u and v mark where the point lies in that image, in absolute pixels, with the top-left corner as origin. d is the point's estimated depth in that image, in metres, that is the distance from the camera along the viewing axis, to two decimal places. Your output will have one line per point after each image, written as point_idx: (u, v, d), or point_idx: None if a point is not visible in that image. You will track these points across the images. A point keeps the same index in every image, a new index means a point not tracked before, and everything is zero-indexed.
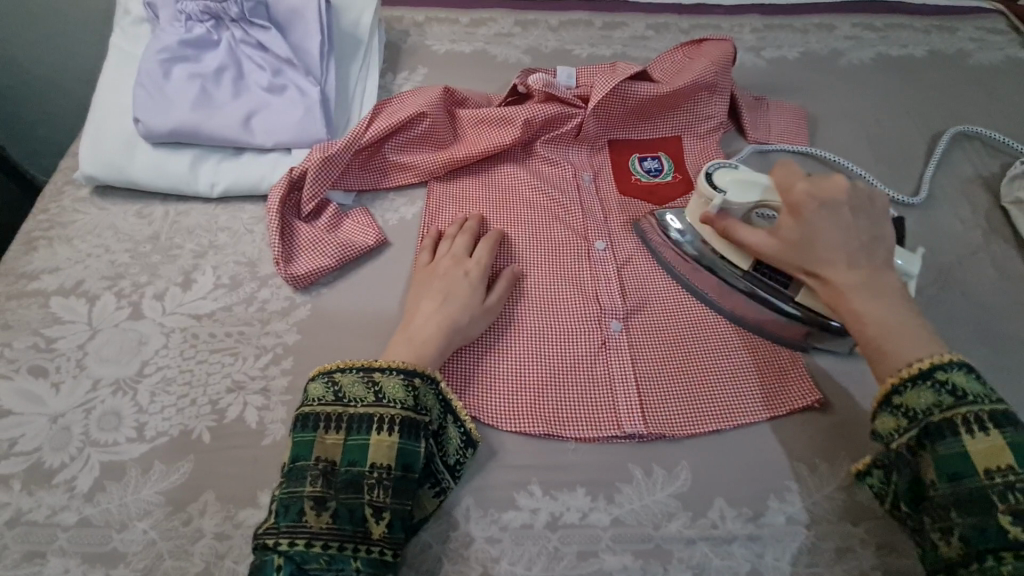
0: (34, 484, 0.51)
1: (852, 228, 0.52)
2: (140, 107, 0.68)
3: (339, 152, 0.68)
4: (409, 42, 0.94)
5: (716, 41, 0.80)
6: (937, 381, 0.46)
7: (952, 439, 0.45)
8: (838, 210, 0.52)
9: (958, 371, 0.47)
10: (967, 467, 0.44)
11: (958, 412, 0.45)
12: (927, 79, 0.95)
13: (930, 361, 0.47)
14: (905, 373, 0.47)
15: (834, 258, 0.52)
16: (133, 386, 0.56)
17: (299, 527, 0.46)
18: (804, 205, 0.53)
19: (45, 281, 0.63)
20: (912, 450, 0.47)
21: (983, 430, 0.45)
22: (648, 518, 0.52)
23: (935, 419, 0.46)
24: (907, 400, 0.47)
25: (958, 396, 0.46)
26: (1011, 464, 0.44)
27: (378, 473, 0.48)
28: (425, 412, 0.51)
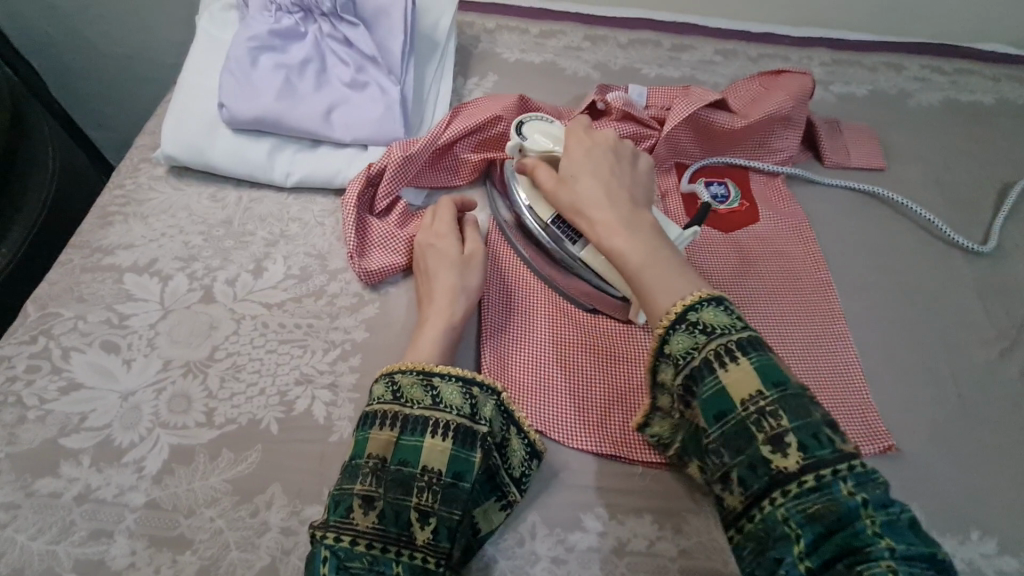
0: (103, 461, 0.50)
1: (616, 179, 0.54)
2: (225, 92, 0.68)
3: (418, 152, 0.68)
4: (480, 48, 0.94)
5: (796, 74, 0.80)
6: (688, 321, 0.43)
7: (709, 379, 0.42)
8: (601, 154, 0.56)
9: (709, 307, 0.44)
10: (727, 405, 0.41)
11: (711, 350, 0.42)
12: (996, 127, 0.94)
13: (684, 304, 0.44)
14: (667, 318, 0.44)
15: (593, 203, 0.52)
16: (203, 370, 0.56)
17: (347, 523, 0.45)
18: (575, 149, 0.57)
19: (120, 257, 0.63)
20: (682, 399, 0.44)
21: (731, 362, 0.42)
22: (718, 554, 0.51)
23: (694, 363, 0.43)
24: (671, 348, 0.44)
25: (708, 333, 0.43)
26: (759, 388, 0.41)
27: (429, 477, 0.47)
28: (482, 422, 0.49)
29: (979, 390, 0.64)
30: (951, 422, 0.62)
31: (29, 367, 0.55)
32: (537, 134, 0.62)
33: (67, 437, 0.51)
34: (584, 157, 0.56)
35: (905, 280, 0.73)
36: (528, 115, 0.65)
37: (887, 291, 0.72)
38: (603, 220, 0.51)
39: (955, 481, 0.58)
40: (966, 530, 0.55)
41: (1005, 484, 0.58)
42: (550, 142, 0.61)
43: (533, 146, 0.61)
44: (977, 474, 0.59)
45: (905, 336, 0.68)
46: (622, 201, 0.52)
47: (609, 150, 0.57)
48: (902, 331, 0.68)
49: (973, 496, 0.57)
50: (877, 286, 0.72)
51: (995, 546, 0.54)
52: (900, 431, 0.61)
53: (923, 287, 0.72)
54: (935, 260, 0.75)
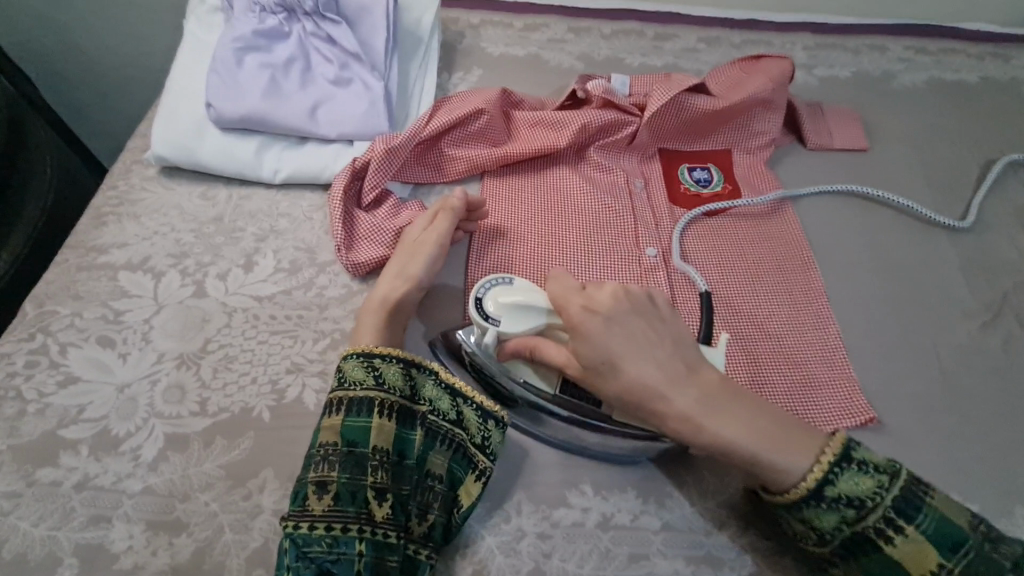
0: (101, 450, 0.52)
1: (659, 346, 0.49)
2: (213, 92, 0.70)
3: (401, 144, 0.69)
4: (464, 43, 0.95)
5: (774, 58, 0.81)
6: (829, 499, 0.46)
7: (876, 554, 0.45)
8: (622, 322, 0.50)
9: (845, 473, 0.46)
10: (898, 574, 0.45)
11: (869, 526, 0.45)
12: (979, 105, 0.95)
13: (816, 479, 0.46)
14: (796, 494, 0.46)
15: (668, 387, 0.48)
16: (196, 361, 0.58)
17: (305, 512, 0.47)
18: (583, 325, 0.50)
19: (114, 255, 0.65)
20: (832, 560, 0.47)
21: (899, 536, 0.45)
22: (700, 525, 0.52)
23: (845, 535, 0.46)
24: (820, 523, 0.46)
25: (857, 507, 0.45)
26: (939, 561, 0.44)
27: (380, 456, 0.49)
28: (423, 401, 0.53)
29: (960, 362, 0.65)
30: (933, 393, 0.63)
31: (28, 363, 0.56)
32: (506, 312, 0.53)
33: (66, 428, 0.53)
34: (620, 346, 0.49)
35: (886, 256, 0.74)
36: (482, 285, 0.55)
37: (867, 267, 0.73)
38: (688, 411, 0.47)
39: (936, 449, 0.59)
40: None
41: (987, 452, 0.59)
42: (533, 320, 0.53)
43: (509, 328, 0.53)
44: (957, 442, 0.60)
45: (885, 310, 0.69)
46: (689, 379, 0.49)
47: (628, 309, 0.51)
48: (882, 304, 0.69)
49: (953, 464, 0.58)
50: (857, 263, 0.73)
51: (975, 512, 0.56)
52: (882, 403, 0.62)
53: (905, 264, 0.73)
54: (918, 237, 0.76)
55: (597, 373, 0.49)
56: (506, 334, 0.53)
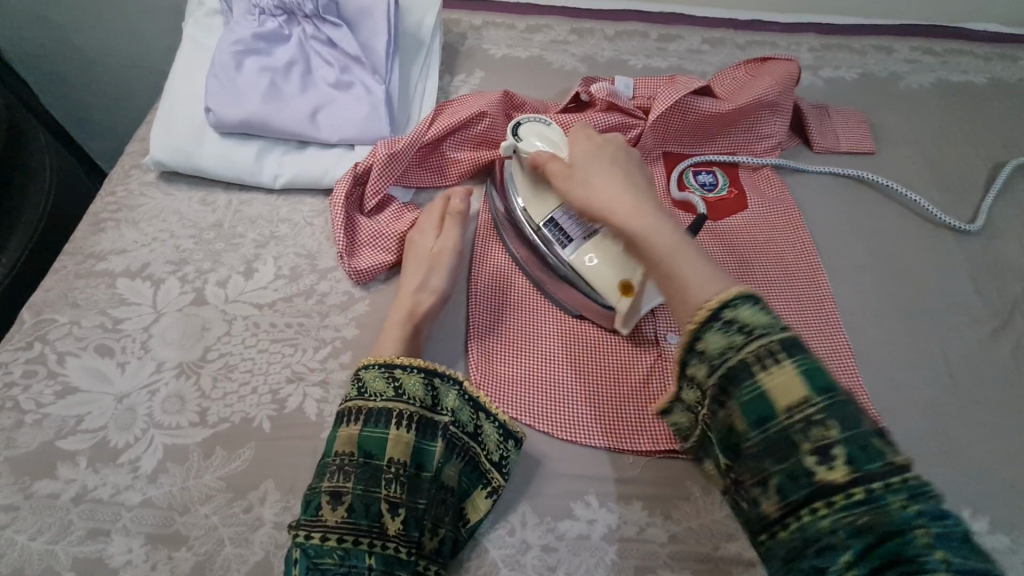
0: (99, 462, 0.51)
1: (637, 189, 0.53)
2: (212, 96, 0.69)
3: (403, 149, 0.68)
4: (466, 45, 0.94)
5: (780, 60, 0.80)
6: (722, 319, 0.41)
7: (748, 381, 0.39)
8: (613, 167, 0.55)
9: (745, 306, 0.41)
10: (768, 409, 0.38)
11: (752, 351, 0.39)
12: (987, 107, 0.94)
13: (715, 304, 0.41)
14: (697, 315, 0.42)
15: (619, 209, 0.51)
16: (196, 371, 0.57)
17: (317, 522, 0.46)
18: (578, 169, 0.56)
19: (113, 262, 0.64)
20: (718, 401, 0.41)
21: (775, 364, 0.39)
22: (708, 538, 0.51)
23: (731, 362, 0.40)
24: (705, 346, 0.41)
25: (747, 335, 0.40)
26: (806, 395, 0.38)
27: (396, 469, 0.48)
28: (444, 412, 0.52)
29: (970, 369, 0.64)
30: (943, 402, 0.62)
31: (26, 372, 0.56)
32: (535, 138, 0.63)
33: (64, 439, 0.52)
34: (616, 184, 0.53)
35: (895, 262, 0.73)
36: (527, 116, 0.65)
37: (876, 272, 0.72)
38: (631, 231, 0.49)
39: (946, 458, 0.58)
40: (957, 508, 0.55)
41: (998, 461, 0.58)
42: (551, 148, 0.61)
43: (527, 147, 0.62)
44: (968, 452, 0.59)
45: (894, 316, 0.68)
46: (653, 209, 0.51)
47: (620, 167, 0.55)
48: (891, 311, 0.68)
49: (964, 474, 0.57)
50: (866, 268, 0.72)
51: (986, 524, 0.55)
52: (891, 412, 0.61)
53: (913, 268, 0.72)
54: (926, 242, 0.75)
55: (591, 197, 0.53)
56: (525, 151, 0.62)
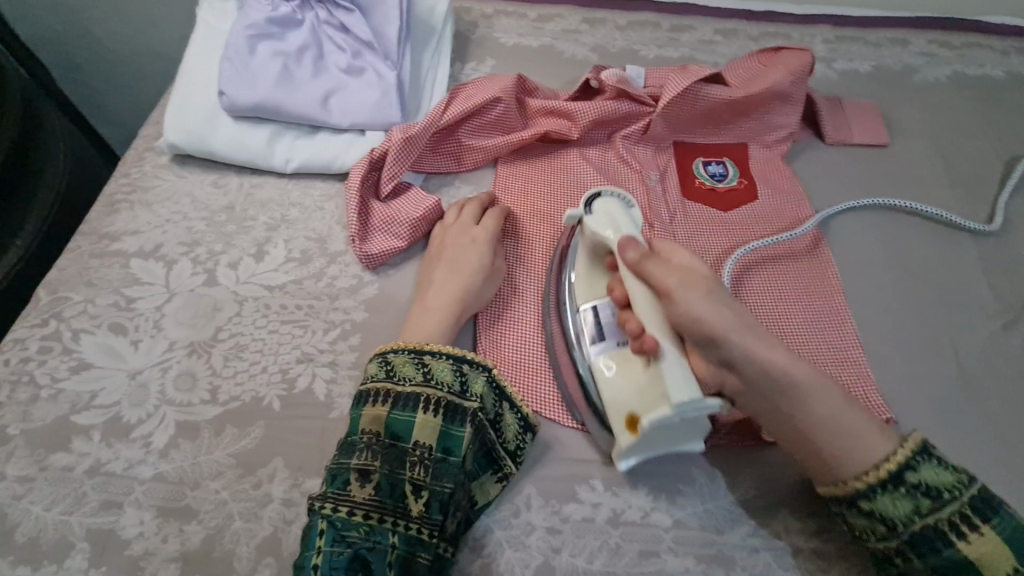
0: (112, 437, 0.52)
1: (741, 311, 0.49)
2: (225, 80, 0.70)
3: (419, 134, 0.68)
4: (477, 34, 0.94)
5: (794, 50, 0.79)
6: (910, 486, 0.45)
7: (945, 548, 0.44)
8: (711, 286, 0.50)
9: (923, 462, 0.46)
10: (978, 568, 0.43)
11: (947, 513, 0.44)
12: (1003, 101, 0.92)
13: (896, 464, 0.46)
14: (871, 476, 0.46)
15: (783, 371, 0.47)
16: (207, 350, 0.58)
17: (344, 495, 0.47)
18: (674, 293, 0.49)
19: (127, 243, 0.65)
20: (894, 557, 0.46)
21: (973, 529, 0.44)
22: (711, 523, 0.51)
23: (916, 527, 0.45)
24: (874, 505, 0.46)
25: (934, 496, 0.45)
26: (1014, 564, 0.43)
27: (421, 452, 0.49)
28: (472, 398, 0.51)
29: (981, 365, 0.64)
30: (953, 395, 0.61)
31: (41, 348, 0.57)
32: (608, 227, 0.56)
33: (78, 414, 0.53)
34: (739, 324, 0.48)
35: (907, 255, 0.72)
36: (606, 192, 0.59)
37: (887, 264, 0.71)
38: (779, 365, 0.47)
39: (951, 450, 0.58)
40: None
41: (1006, 456, 0.58)
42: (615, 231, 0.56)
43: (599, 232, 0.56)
44: (976, 445, 0.58)
45: (903, 308, 0.68)
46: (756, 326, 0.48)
47: (703, 281, 0.50)
48: (901, 303, 0.68)
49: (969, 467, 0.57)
50: (875, 261, 0.72)
51: None
52: (898, 402, 0.61)
53: (926, 263, 0.72)
54: (938, 237, 0.74)
55: (719, 325, 0.47)
56: (590, 231, 0.57)
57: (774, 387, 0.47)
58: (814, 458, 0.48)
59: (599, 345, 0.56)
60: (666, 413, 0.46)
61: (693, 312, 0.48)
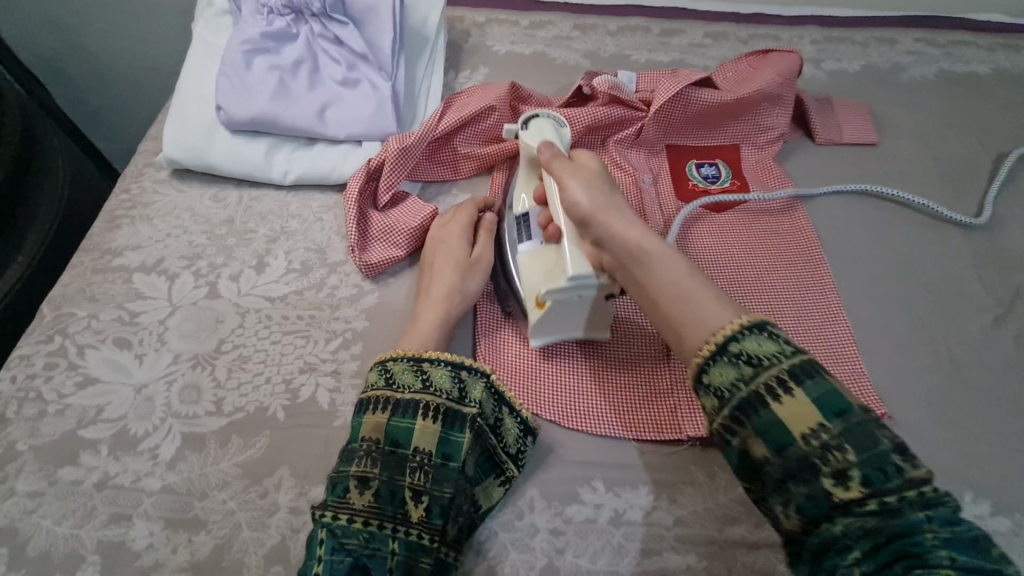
0: (120, 450, 0.53)
1: (620, 208, 0.54)
2: (222, 95, 0.71)
3: (415, 144, 0.69)
4: (470, 42, 0.95)
5: (782, 53, 0.80)
6: (732, 353, 0.43)
7: (761, 412, 0.41)
8: (594, 175, 0.56)
9: (750, 335, 0.43)
10: (783, 435, 0.40)
11: (762, 380, 0.42)
12: (990, 98, 0.94)
13: (724, 332, 0.44)
14: (711, 344, 0.44)
15: (645, 254, 0.51)
16: (212, 362, 0.58)
17: (344, 503, 0.47)
18: (565, 174, 0.56)
19: (129, 258, 0.65)
20: (731, 429, 0.43)
21: (786, 393, 0.41)
22: (712, 521, 0.52)
23: (742, 393, 0.42)
24: (711, 378, 0.44)
25: (753, 365, 0.42)
26: (820, 421, 0.40)
27: (420, 458, 0.49)
28: (471, 404, 0.52)
29: (974, 358, 0.65)
30: (946, 391, 0.62)
31: (47, 364, 0.57)
32: (536, 132, 0.63)
33: (85, 428, 0.54)
34: (608, 207, 0.54)
35: (898, 252, 0.73)
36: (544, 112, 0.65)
37: (879, 262, 0.73)
38: (649, 249, 0.51)
39: (946, 443, 0.59)
40: (960, 492, 0.56)
41: (1000, 447, 0.59)
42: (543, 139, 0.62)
43: (528, 138, 0.63)
44: (971, 439, 0.59)
45: (895, 305, 0.69)
46: (626, 216, 0.53)
47: (597, 172, 0.57)
48: (894, 300, 0.69)
49: (964, 459, 0.58)
50: (869, 259, 0.73)
51: (988, 508, 0.56)
52: (892, 397, 0.62)
53: (915, 258, 0.73)
54: (929, 233, 0.76)
55: (590, 206, 0.53)
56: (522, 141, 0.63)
57: (628, 254, 0.51)
58: (668, 333, 0.49)
59: (526, 243, 0.61)
60: (560, 286, 0.55)
61: (572, 194, 0.54)
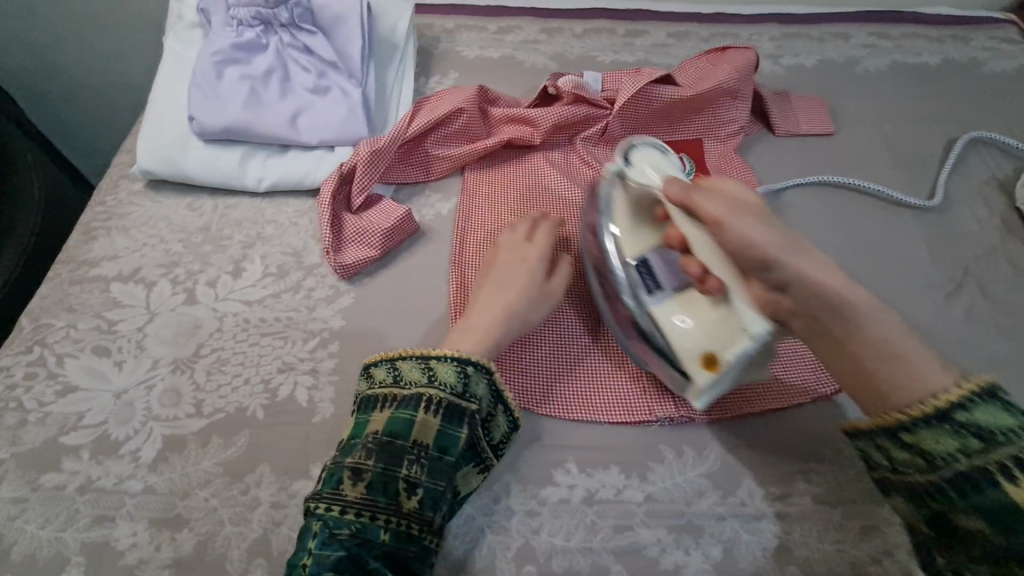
0: (101, 454, 0.54)
1: (778, 244, 0.50)
2: (195, 106, 0.72)
3: (386, 147, 0.71)
4: (440, 48, 0.98)
5: (739, 49, 0.84)
6: (956, 423, 0.43)
7: (990, 491, 0.41)
8: (750, 212, 0.52)
9: (980, 404, 0.43)
10: (1015, 521, 0.40)
11: (992, 461, 0.41)
12: (940, 87, 0.98)
13: (951, 400, 0.43)
14: (925, 408, 0.44)
15: (833, 296, 0.49)
16: (191, 366, 0.60)
17: (338, 495, 0.49)
18: (719, 219, 0.52)
19: (106, 268, 0.66)
20: (933, 493, 0.44)
21: (1014, 479, 0.40)
22: (681, 496, 0.54)
23: (962, 466, 0.42)
24: (926, 444, 0.44)
25: (986, 439, 0.42)
26: None
27: (418, 451, 0.51)
28: (472, 400, 0.53)
29: (926, 332, 0.68)
30: None
31: (27, 374, 0.58)
32: (644, 165, 0.61)
33: (66, 435, 0.55)
34: (790, 245, 0.50)
35: (854, 235, 0.77)
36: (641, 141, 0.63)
37: (836, 245, 0.76)
38: (859, 299, 0.48)
39: None
40: None
41: None
42: (657, 178, 0.60)
43: (637, 177, 0.60)
44: None
45: None
46: (800, 251, 0.50)
47: (750, 209, 0.52)
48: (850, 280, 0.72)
49: None
50: (826, 244, 0.76)
51: None
52: None
53: (870, 241, 0.76)
54: (883, 216, 0.79)
55: (770, 247, 0.50)
56: (628, 178, 0.61)
57: (819, 301, 0.49)
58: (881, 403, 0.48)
59: (659, 296, 0.58)
60: (746, 345, 0.52)
61: (743, 235, 0.50)
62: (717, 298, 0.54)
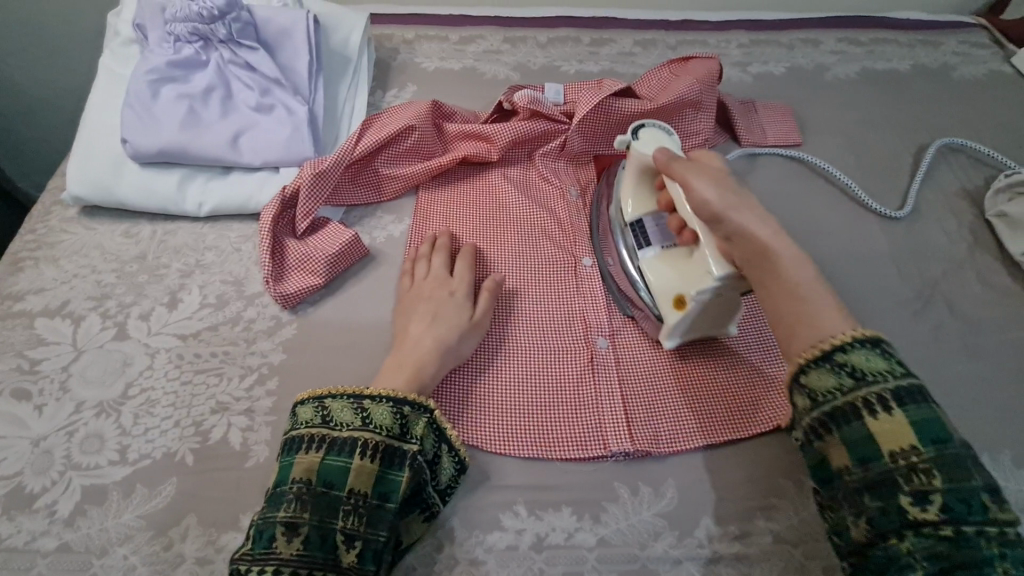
0: (14, 509, 0.50)
1: (744, 202, 0.51)
2: (128, 128, 0.68)
3: (330, 168, 0.68)
4: (398, 60, 0.95)
5: (703, 60, 0.81)
6: (835, 362, 0.44)
7: (855, 423, 0.42)
8: (725, 177, 0.53)
9: (862, 348, 0.44)
10: (873, 451, 0.41)
11: (860, 395, 0.42)
12: (910, 94, 0.96)
13: (836, 341, 0.44)
14: (818, 347, 0.45)
15: (766, 246, 0.49)
16: (117, 408, 0.56)
17: (270, 553, 0.44)
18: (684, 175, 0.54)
19: (31, 302, 0.63)
20: (818, 434, 0.44)
21: (884, 412, 0.42)
22: (635, 538, 0.52)
23: (838, 403, 0.43)
24: (810, 383, 0.45)
25: (858, 377, 0.43)
26: (915, 444, 0.40)
27: (355, 500, 0.47)
28: (413, 440, 0.50)
29: None
30: None
31: None
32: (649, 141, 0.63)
33: None
34: (742, 204, 0.51)
35: (822, 250, 0.74)
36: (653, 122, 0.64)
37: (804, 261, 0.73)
38: (787, 250, 0.49)
39: None
40: None
41: None
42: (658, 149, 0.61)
43: (639, 146, 0.62)
44: None
45: None
46: (762, 213, 0.51)
47: (726, 174, 0.54)
48: None
49: None
50: None
51: None
52: None
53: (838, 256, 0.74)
54: (851, 230, 0.77)
55: (718, 204, 0.51)
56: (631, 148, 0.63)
57: (754, 250, 0.50)
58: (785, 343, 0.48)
59: (646, 251, 0.62)
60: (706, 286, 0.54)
61: (699, 193, 0.52)
62: (693, 248, 0.58)
